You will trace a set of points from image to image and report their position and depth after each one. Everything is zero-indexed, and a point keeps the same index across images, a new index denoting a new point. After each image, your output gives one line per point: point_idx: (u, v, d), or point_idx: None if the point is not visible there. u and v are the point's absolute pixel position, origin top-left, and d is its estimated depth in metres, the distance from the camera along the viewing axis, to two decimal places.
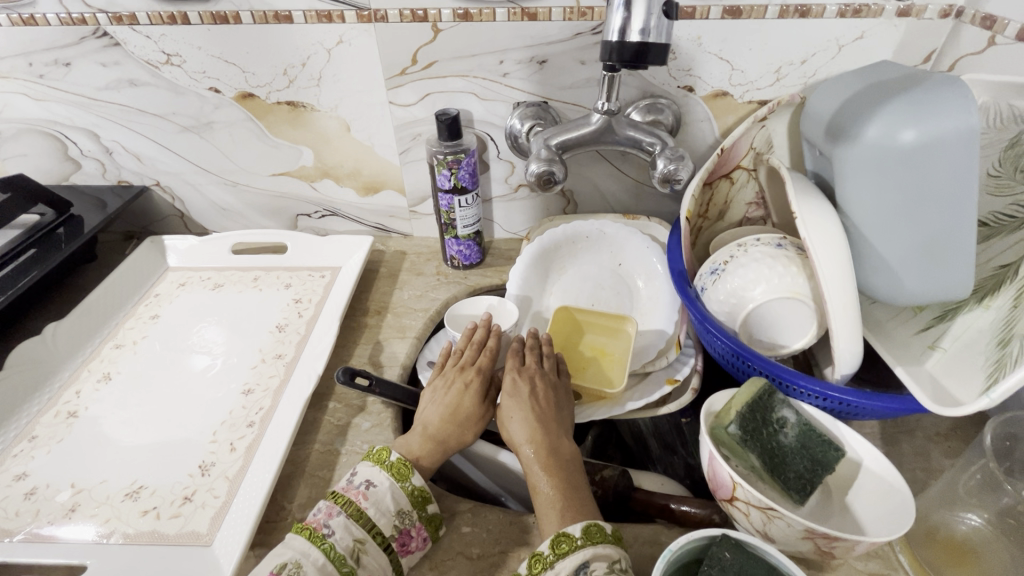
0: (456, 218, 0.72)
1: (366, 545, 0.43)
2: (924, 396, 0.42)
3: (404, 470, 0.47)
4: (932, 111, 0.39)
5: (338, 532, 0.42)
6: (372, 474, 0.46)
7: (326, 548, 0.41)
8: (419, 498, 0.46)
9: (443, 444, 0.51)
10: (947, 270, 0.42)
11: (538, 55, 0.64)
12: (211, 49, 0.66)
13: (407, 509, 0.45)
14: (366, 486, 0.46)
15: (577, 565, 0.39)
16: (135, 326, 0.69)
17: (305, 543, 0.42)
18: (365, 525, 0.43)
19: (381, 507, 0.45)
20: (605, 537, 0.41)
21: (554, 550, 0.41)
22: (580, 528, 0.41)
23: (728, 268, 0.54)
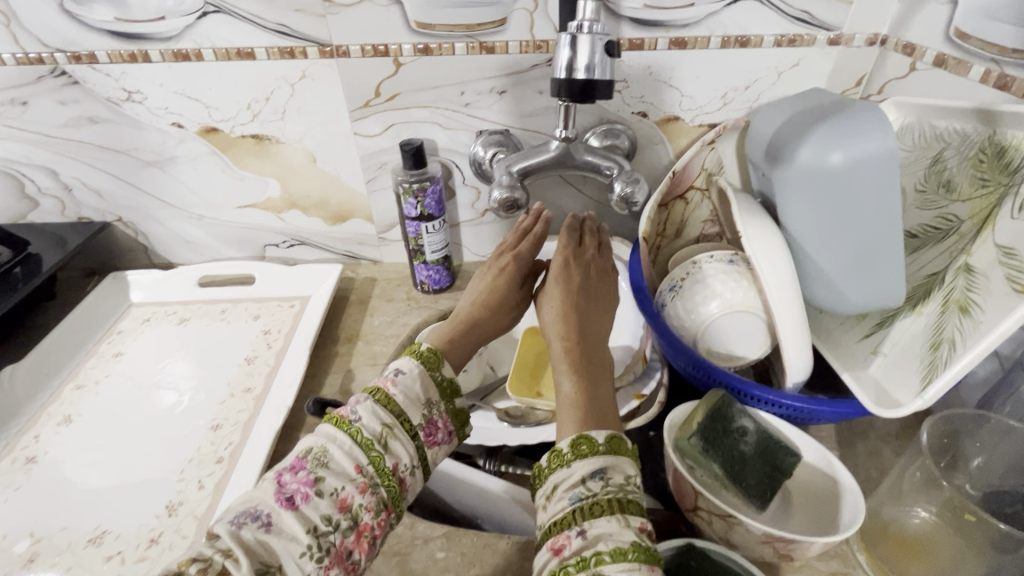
0: (424, 244, 0.73)
1: (395, 430, 0.46)
2: (868, 400, 0.45)
3: (434, 360, 0.53)
4: (855, 134, 0.43)
5: (364, 417, 0.46)
6: (400, 365, 0.51)
7: (353, 432, 0.45)
8: (448, 391, 0.52)
9: (470, 341, 0.58)
10: (881, 280, 0.45)
11: (497, 86, 0.67)
12: (174, 85, 0.67)
13: (434, 400, 0.50)
14: (395, 375, 0.50)
15: (593, 469, 0.40)
16: (97, 365, 0.68)
17: (332, 429, 0.45)
18: (393, 411, 0.47)
19: (409, 396, 0.49)
20: (626, 453, 0.42)
21: (575, 450, 0.42)
22: (604, 435, 0.42)
23: (684, 284, 0.56)
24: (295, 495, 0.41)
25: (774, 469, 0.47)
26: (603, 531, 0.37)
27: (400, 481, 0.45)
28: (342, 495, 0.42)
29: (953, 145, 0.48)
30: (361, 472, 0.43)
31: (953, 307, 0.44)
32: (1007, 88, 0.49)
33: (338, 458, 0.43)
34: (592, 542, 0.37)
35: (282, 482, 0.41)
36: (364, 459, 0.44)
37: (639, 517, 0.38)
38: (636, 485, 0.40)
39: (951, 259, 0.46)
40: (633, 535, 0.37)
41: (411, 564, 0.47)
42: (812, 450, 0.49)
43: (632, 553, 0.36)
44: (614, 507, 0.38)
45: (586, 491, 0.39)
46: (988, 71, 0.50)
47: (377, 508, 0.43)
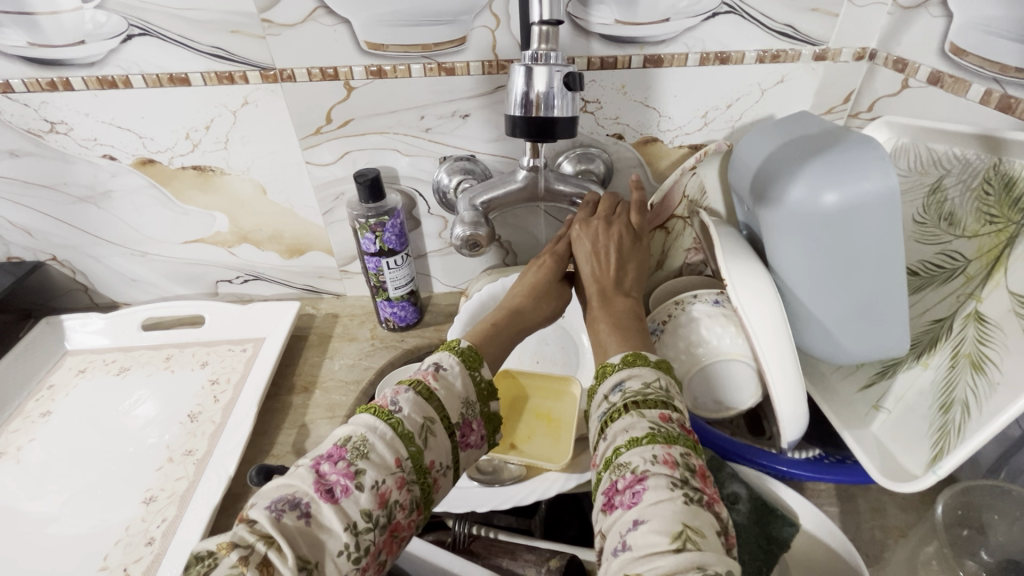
0: (386, 280, 0.67)
1: (435, 426, 0.40)
2: (872, 467, 0.40)
3: (473, 359, 0.45)
4: (852, 171, 0.37)
5: (406, 408, 0.39)
6: (440, 358, 0.44)
7: (394, 423, 0.38)
8: (485, 392, 0.45)
9: (508, 329, 0.51)
10: (883, 331, 0.41)
11: (460, 110, 0.61)
12: (102, 115, 0.61)
13: (472, 399, 0.43)
14: (435, 368, 0.43)
15: (610, 385, 0.39)
16: (21, 428, 0.61)
17: (371, 419, 0.38)
18: (434, 405, 0.40)
19: (451, 392, 0.42)
20: (643, 364, 0.40)
21: (598, 377, 0.41)
22: (618, 356, 0.41)
23: (667, 328, 0.51)
24: (335, 488, 0.34)
25: (768, 540, 0.43)
26: (619, 428, 0.36)
27: (434, 482, 0.39)
28: (382, 489, 0.35)
29: (955, 172, 0.44)
30: (401, 466, 0.37)
31: (964, 362, 0.39)
32: (1010, 110, 0.44)
33: (379, 449, 0.36)
34: (612, 441, 0.36)
35: (321, 474, 0.35)
36: (403, 453, 0.37)
37: (658, 410, 0.36)
38: (658, 387, 0.38)
39: (960, 304, 0.42)
40: (649, 425, 0.35)
41: None
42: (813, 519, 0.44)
43: (648, 439, 0.34)
44: (630, 407, 0.36)
45: (608, 405, 0.38)
46: (989, 91, 0.46)
47: (411, 507, 0.37)
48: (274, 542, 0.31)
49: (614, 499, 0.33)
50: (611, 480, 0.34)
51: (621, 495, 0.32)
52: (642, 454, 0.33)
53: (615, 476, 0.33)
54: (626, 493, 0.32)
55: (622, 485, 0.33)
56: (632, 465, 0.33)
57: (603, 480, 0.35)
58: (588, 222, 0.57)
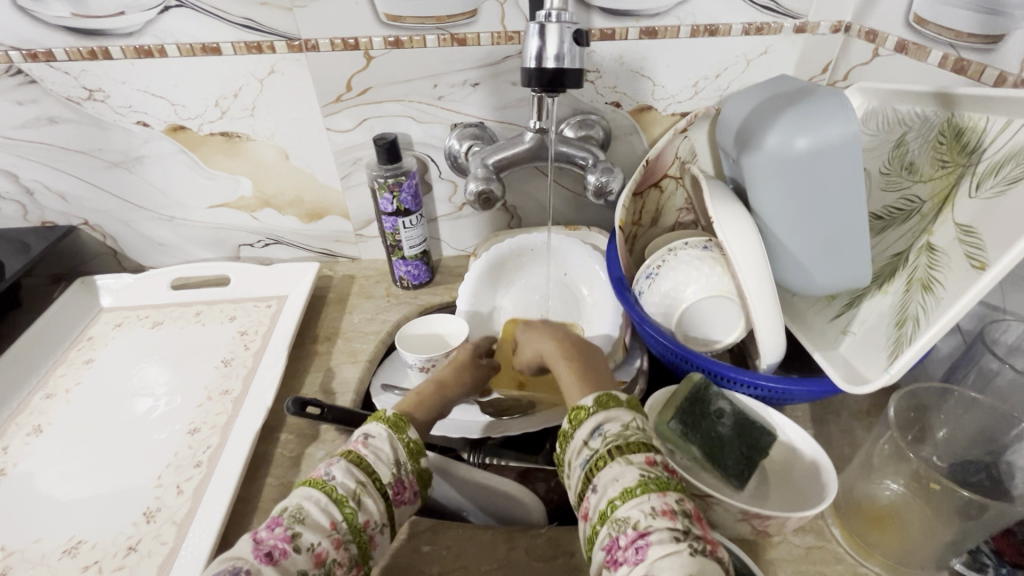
0: (402, 239, 0.72)
1: (367, 490, 0.42)
2: (838, 378, 0.46)
3: (402, 424, 0.47)
4: (819, 120, 0.43)
5: (339, 476, 0.41)
6: (369, 427, 0.46)
7: (327, 489, 0.40)
8: (413, 449, 0.46)
9: (436, 396, 0.54)
10: (848, 263, 0.47)
11: (471, 79, 0.67)
12: (137, 83, 0.65)
13: (403, 460, 0.45)
14: (363, 437, 0.45)
15: (589, 430, 0.43)
16: (67, 373, 0.66)
17: (306, 489, 0.41)
18: (366, 470, 0.42)
19: (380, 455, 0.44)
20: (617, 405, 0.44)
21: (572, 420, 0.45)
22: (591, 399, 0.45)
23: (661, 272, 0.56)
24: (273, 551, 0.36)
25: (751, 448, 0.48)
26: (609, 479, 0.39)
27: (371, 539, 0.41)
28: (318, 550, 0.37)
29: (915, 128, 0.50)
30: (336, 528, 0.39)
31: (917, 285, 0.45)
32: (964, 71, 0.50)
33: (315, 514, 0.39)
34: (604, 493, 0.39)
35: (258, 540, 0.37)
36: (338, 516, 0.40)
37: (643, 454, 0.40)
38: (635, 428, 0.42)
39: (915, 239, 0.48)
40: (639, 471, 0.39)
41: (397, 558, 0.46)
42: (789, 430, 0.50)
43: (641, 488, 0.37)
44: (615, 453, 0.40)
45: (590, 451, 0.42)
46: (946, 55, 0.51)
47: (349, 564, 0.39)
48: None
49: (618, 555, 0.35)
50: (612, 535, 0.36)
51: (625, 550, 0.35)
52: (641, 507, 0.37)
53: (615, 531, 0.36)
54: (629, 549, 0.35)
55: (624, 541, 0.36)
56: (632, 520, 0.36)
57: (601, 533, 0.37)
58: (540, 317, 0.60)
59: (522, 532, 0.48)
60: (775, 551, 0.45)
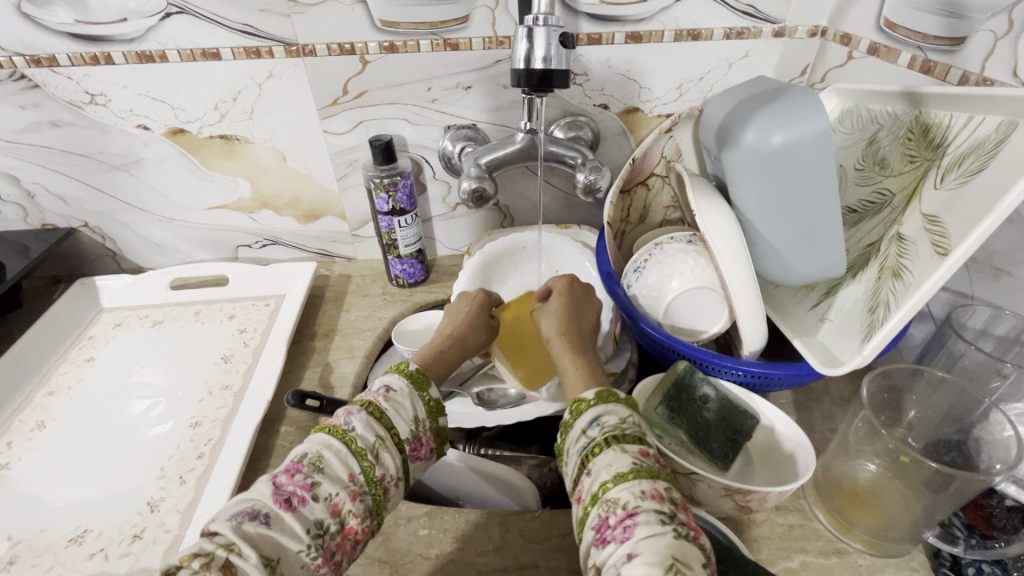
0: (398, 238, 0.74)
1: (387, 443, 0.42)
2: (816, 362, 0.49)
3: (422, 381, 0.48)
4: (793, 117, 0.46)
5: (359, 427, 0.42)
6: (390, 380, 0.47)
7: (348, 441, 0.41)
8: (433, 409, 0.48)
9: (444, 352, 0.56)
10: (824, 252, 0.49)
11: (463, 82, 0.69)
12: (137, 87, 0.67)
13: (421, 417, 0.46)
14: (385, 390, 0.45)
15: (587, 420, 0.43)
16: (69, 371, 0.67)
17: (325, 437, 0.41)
18: (386, 423, 0.43)
19: (400, 411, 0.45)
20: (616, 400, 0.45)
21: (574, 413, 0.45)
22: (592, 392, 0.45)
23: (647, 265, 0.59)
24: (293, 497, 0.37)
25: (735, 431, 0.50)
26: (603, 463, 0.39)
27: (385, 492, 0.42)
28: (336, 500, 0.38)
29: (886, 126, 0.53)
30: (353, 480, 0.40)
31: (888, 273, 0.48)
32: (930, 72, 0.53)
33: (333, 465, 0.40)
34: (597, 476, 0.39)
35: (277, 485, 0.38)
36: (356, 468, 0.40)
37: (637, 445, 0.40)
38: (632, 423, 0.42)
39: (887, 229, 0.51)
40: (632, 459, 0.39)
41: (395, 541, 0.48)
42: (770, 414, 0.52)
43: (633, 474, 0.37)
44: (610, 442, 0.40)
45: (587, 440, 0.42)
46: (914, 57, 0.54)
47: (363, 516, 0.39)
48: (233, 544, 0.34)
49: (607, 535, 0.36)
50: (602, 515, 0.37)
51: (613, 530, 0.36)
52: (630, 489, 0.37)
53: (605, 511, 0.37)
54: (617, 528, 0.35)
55: (613, 521, 0.36)
56: (622, 500, 0.36)
57: (592, 514, 0.38)
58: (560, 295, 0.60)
59: (516, 515, 0.50)
60: (758, 529, 0.48)
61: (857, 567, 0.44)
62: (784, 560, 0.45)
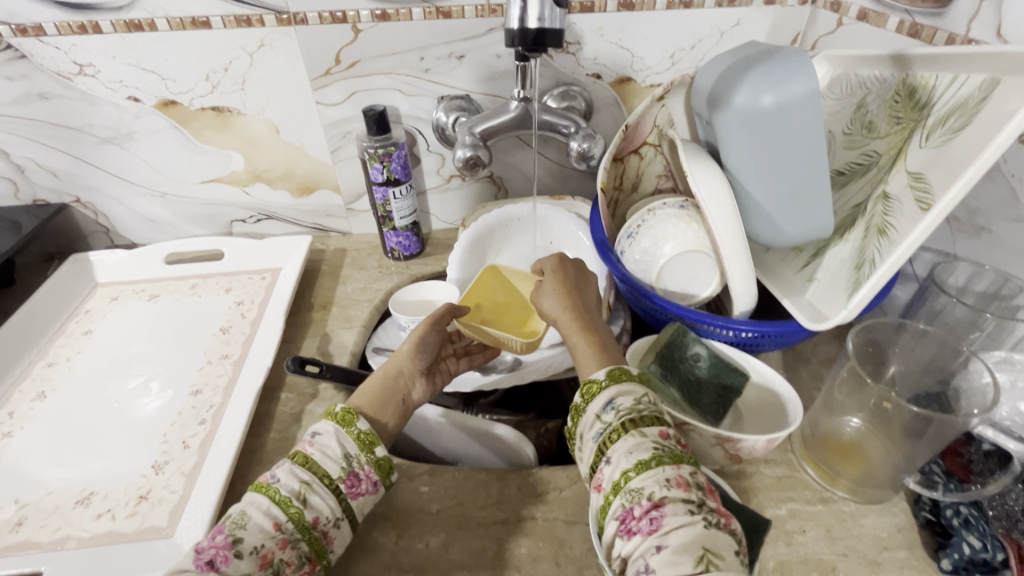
0: (393, 210, 0.75)
1: (315, 487, 0.41)
2: (803, 318, 0.50)
3: (350, 416, 0.46)
4: (781, 78, 0.47)
5: (282, 478, 0.41)
6: (317, 425, 0.45)
7: (270, 492, 0.40)
8: (367, 440, 0.45)
9: (390, 391, 0.52)
10: (812, 213, 0.50)
11: (456, 51, 0.69)
12: (127, 57, 0.66)
13: (354, 452, 0.44)
14: (311, 436, 0.44)
15: (602, 404, 0.43)
16: (67, 344, 0.68)
17: (249, 493, 0.40)
18: (312, 468, 0.42)
19: (328, 453, 0.43)
20: (629, 379, 0.45)
21: (585, 394, 0.45)
22: (604, 372, 0.45)
23: (641, 230, 0.60)
24: (214, 558, 0.36)
25: (725, 389, 0.52)
26: (623, 451, 0.39)
27: (325, 534, 0.41)
28: (263, 551, 0.37)
29: (874, 91, 0.54)
30: (281, 529, 0.38)
31: (874, 231, 0.49)
32: (918, 35, 0.53)
33: (256, 518, 0.38)
34: (618, 465, 0.39)
35: (197, 550, 0.36)
36: (283, 516, 0.39)
37: (657, 427, 0.40)
38: (647, 402, 0.42)
39: (873, 189, 0.52)
40: (653, 444, 0.39)
41: (397, 498, 0.49)
42: (759, 371, 0.54)
43: (656, 461, 0.38)
44: (630, 427, 0.40)
45: (604, 424, 0.42)
46: (902, 21, 0.55)
47: (300, 562, 0.38)
48: None
49: (632, 525, 0.36)
50: (625, 505, 0.37)
51: (638, 520, 0.36)
52: (655, 477, 0.37)
53: (629, 502, 0.37)
54: (643, 519, 0.36)
55: (638, 512, 0.36)
56: (647, 490, 0.37)
57: (614, 504, 0.38)
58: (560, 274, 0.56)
59: (513, 471, 0.52)
60: (750, 481, 0.49)
61: (842, 513, 0.46)
62: (773, 508, 0.47)
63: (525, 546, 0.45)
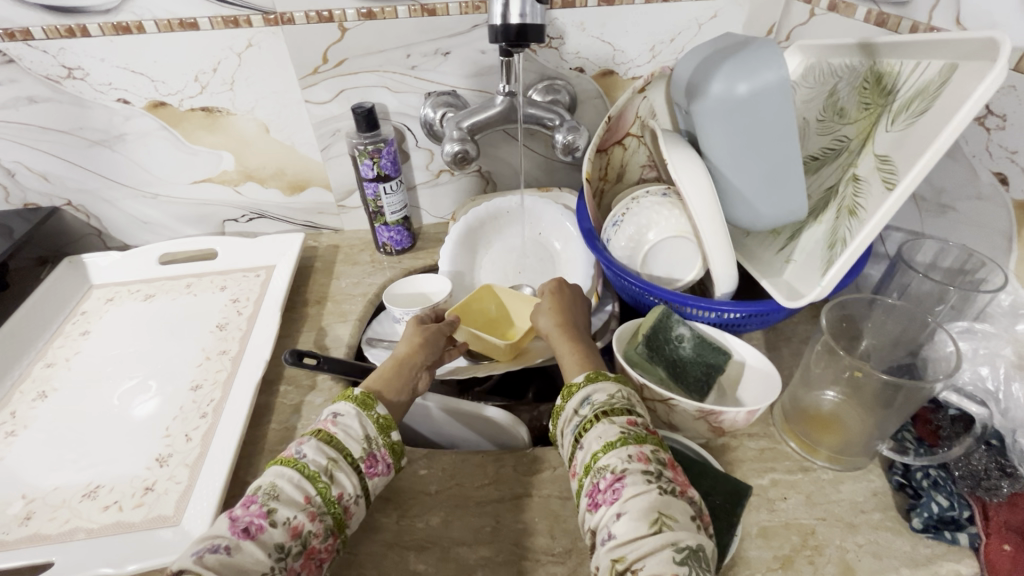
0: (384, 205, 0.76)
1: (340, 463, 0.42)
2: (781, 297, 0.53)
3: (369, 400, 0.47)
4: (754, 67, 0.49)
5: (309, 453, 0.42)
6: (338, 406, 0.47)
7: (299, 467, 0.41)
8: (384, 424, 0.47)
9: (405, 374, 0.53)
10: (788, 196, 0.52)
11: (442, 48, 0.70)
12: (116, 60, 0.67)
13: (374, 434, 0.46)
14: (333, 416, 0.45)
15: (579, 399, 0.45)
16: (65, 344, 0.68)
17: (278, 468, 0.42)
18: (338, 446, 0.43)
19: (351, 432, 0.45)
20: (605, 378, 0.47)
21: (564, 396, 0.47)
22: (582, 375, 0.47)
23: (625, 218, 0.62)
24: (250, 527, 0.37)
25: (709, 368, 0.54)
26: (594, 436, 0.42)
27: (346, 510, 0.42)
28: (295, 523, 0.38)
29: (844, 79, 0.56)
30: (311, 502, 0.40)
31: (845, 212, 0.51)
32: (885, 24, 0.56)
33: (287, 491, 0.40)
34: (589, 449, 0.41)
35: (233, 517, 0.38)
36: (312, 491, 0.40)
37: (625, 416, 0.43)
38: (621, 396, 0.45)
39: (844, 172, 0.54)
40: (620, 428, 0.41)
41: (397, 481, 0.51)
42: (741, 348, 0.56)
43: (621, 442, 0.40)
44: (600, 416, 0.43)
45: (579, 417, 0.44)
46: (869, 11, 0.57)
47: (326, 535, 0.40)
48: None
49: (598, 498, 0.38)
50: (593, 482, 0.40)
51: (604, 493, 0.38)
52: (619, 455, 0.39)
53: (596, 478, 0.39)
54: (608, 491, 0.38)
55: (604, 485, 0.39)
56: (612, 466, 0.39)
57: (585, 484, 0.40)
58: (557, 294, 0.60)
59: (509, 453, 0.54)
60: (733, 454, 0.52)
61: (821, 481, 0.49)
62: (756, 478, 0.49)
63: (521, 522, 0.48)
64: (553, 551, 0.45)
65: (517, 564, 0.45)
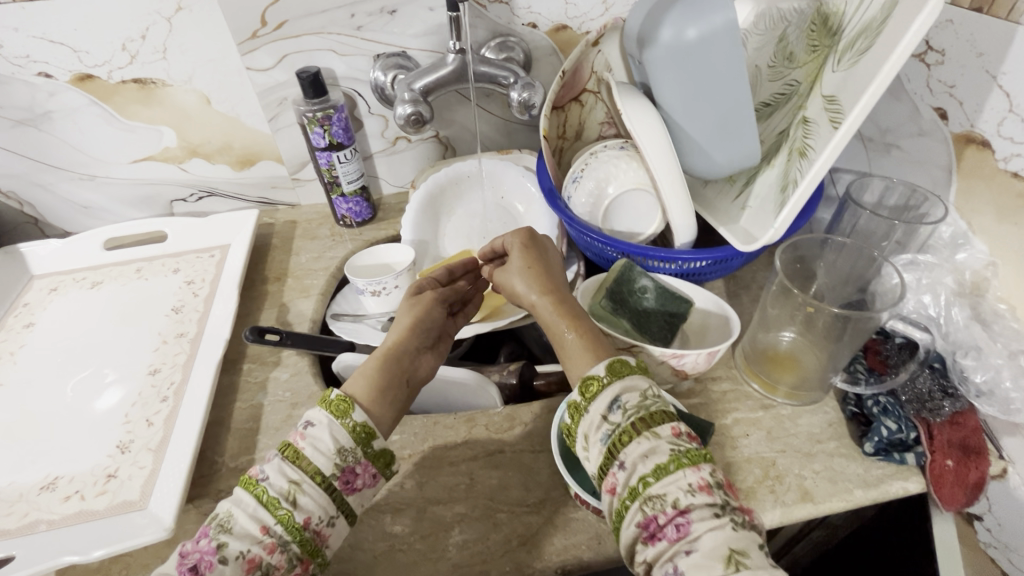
0: (339, 174, 0.73)
1: (306, 486, 0.39)
2: (737, 242, 0.54)
3: (345, 404, 0.42)
4: (702, 12, 0.49)
5: (272, 476, 0.38)
6: (312, 414, 0.42)
7: (258, 493, 0.38)
8: (363, 436, 0.42)
9: (395, 369, 0.48)
10: (741, 141, 0.52)
11: (387, 6, 0.67)
12: (32, 29, 0.62)
13: (349, 446, 0.41)
14: (304, 427, 0.41)
15: (607, 403, 0.39)
16: (8, 338, 0.65)
17: (239, 491, 0.39)
18: (303, 466, 0.39)
19: (321, 449, 0.40)
20: (631, 371, 0.41)
21: (584, 393, 0.41)
22: (604, 367, 0.41)
23: (584, 173, 0.61)
24: (198, 564, 0.35)
25: (672, 316, 0.55)
26: (638, 455, 0.36)
27: (318, 534, 0.38)
28: (250, 556, 0.36)
29: (793, 23, 0.56)
30: (269, 532, 0.37)
31: (795, 154, 0.52)
32: None
33: (242, 521, 0.37)
34: (633, 470, 0.36)
35: (184, 554, 0.36)
36: (270, 519, 0.37)
37: (670, 426, 0.37)
38: (654, 396, 0.39)
39: (794, 115, 0.55)
40: (669, 445, 0.36)
41: None
42: (701, 296, 0.57)
43: (676, 464, 0.35)
44: (642, 428, 0.37)
45: (611, 426, 0.38)
46: None
47: (291, 565, 0.37)
48: None
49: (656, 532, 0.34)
50: (647, 513, 0.34)
51: (663, 527, 0.34)
52: (677, 483, 0.34)
53: (651, 509, 0.34)
54: (669, 526, 0.33)
55: (663, 519, 0.34)
56: (670, 497, 0.34)
57: (632, 510, 0.35)
58: (527, 255, 0.55)
59: (481, 413, 0.54)
60: (698, 397, 0.53)
61: (781, 416, 0.51)
62: (720, 418, 0.51)
63: (495, 477, 0.48)
64: (527, 502, 0.46)
65: (493, 517, 0.45)
